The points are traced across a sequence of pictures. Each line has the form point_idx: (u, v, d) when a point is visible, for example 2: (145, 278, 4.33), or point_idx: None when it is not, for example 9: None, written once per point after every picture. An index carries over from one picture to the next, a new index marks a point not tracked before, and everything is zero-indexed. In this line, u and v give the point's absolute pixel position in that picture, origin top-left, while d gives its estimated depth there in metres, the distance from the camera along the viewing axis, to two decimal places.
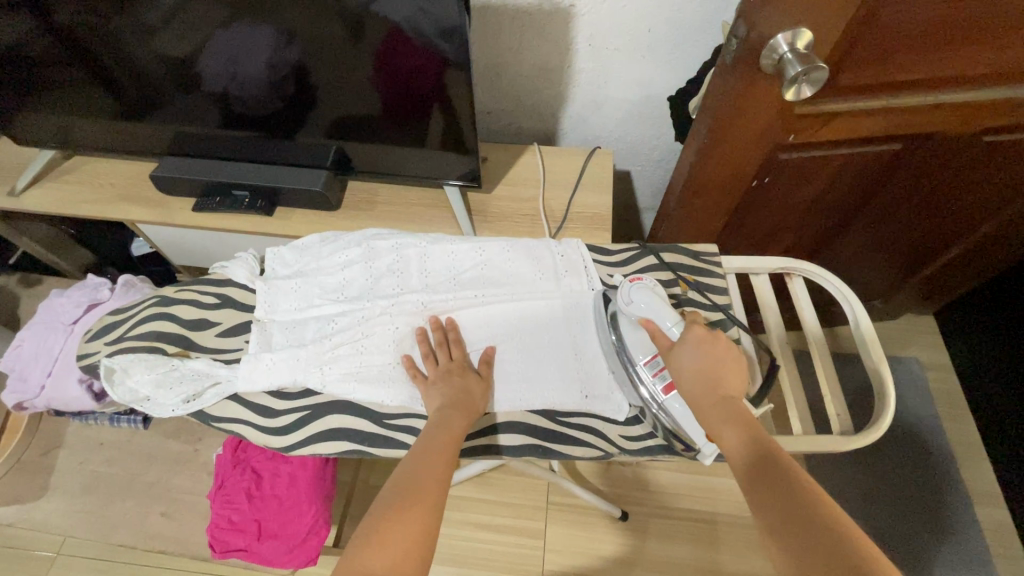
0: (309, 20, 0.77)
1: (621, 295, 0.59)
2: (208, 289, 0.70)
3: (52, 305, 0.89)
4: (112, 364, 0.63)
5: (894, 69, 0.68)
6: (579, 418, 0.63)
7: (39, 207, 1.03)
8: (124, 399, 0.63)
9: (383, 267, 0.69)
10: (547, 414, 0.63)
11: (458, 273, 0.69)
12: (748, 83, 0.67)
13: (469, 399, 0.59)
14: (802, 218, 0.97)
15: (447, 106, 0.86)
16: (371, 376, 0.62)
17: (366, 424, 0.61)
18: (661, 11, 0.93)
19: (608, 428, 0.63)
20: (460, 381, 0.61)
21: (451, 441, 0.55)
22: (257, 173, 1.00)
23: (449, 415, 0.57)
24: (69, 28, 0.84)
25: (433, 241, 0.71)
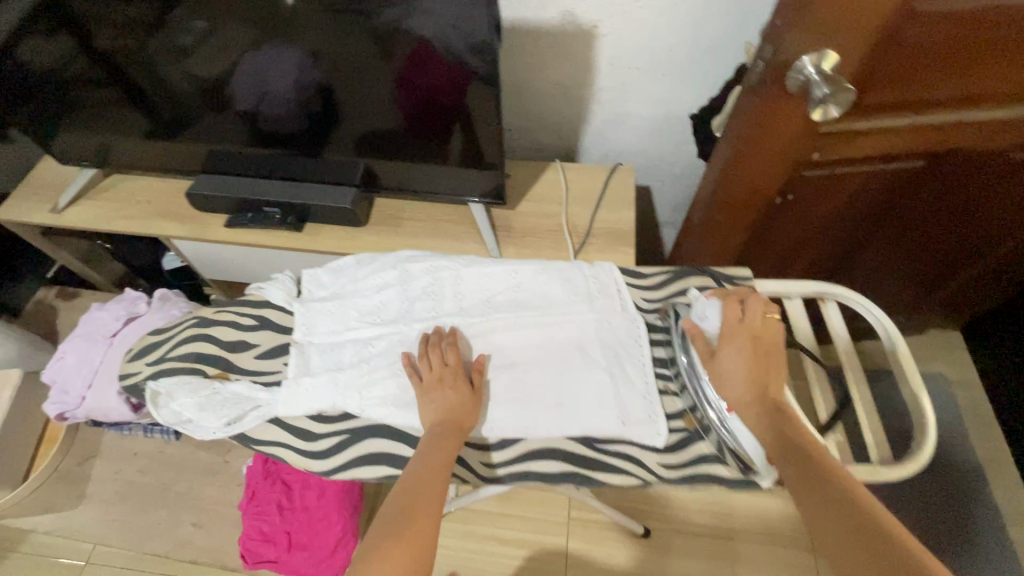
0: (339, 42, 0.80)
1: (693, 310, 0.62)
2: (247, 311, 0.73)
3: (92, 317, 0.92)
4: (156, 388, 0.67)
5: (920, 87, 0.68)
6: (617, 444, 0.63)
7: (79, 223, 1.07)
8: (169, 421, 0.66)
9: (417, 290, 0.72)
10: (584, 441, 0.63)
11: (492, 295, 0.72)
12: (773, 106, 0.69)
13: (457, 412, 0.59)
14: (822, 238, 0.98)
15: (472, 122, 0.88)
16: (405, 396, 0.63)
17: (405, 451, 0.62)
18: (683, 31, 0.94)
19: (644, 454, 0.63)
20: (451, 392, 0.60)
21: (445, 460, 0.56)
22: (287, 190, 1.03)
23: (441, 439, 0.57)
24: (113, 52, 0.89)
25: (467, 265, 0.74)
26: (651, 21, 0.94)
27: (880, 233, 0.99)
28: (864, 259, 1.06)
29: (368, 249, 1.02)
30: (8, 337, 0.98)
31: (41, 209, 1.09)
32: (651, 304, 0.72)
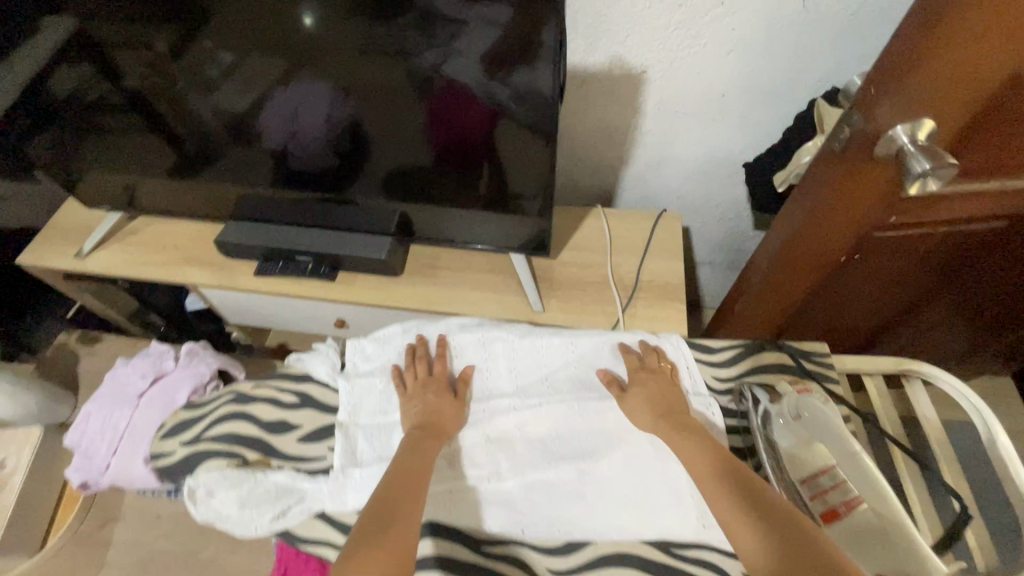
0: (374, 79, 0.76)
1: (787, 403, 0.64)
2: (288, 386, 0.72)
3: (118, 375, 0.89)
4: (195, 484, 0.65)
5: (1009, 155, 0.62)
6: (697, 548, 0.60)
7: (105, 269, 1.04)
8: (208, 517, 0.64)
9: (469, 367, 0.72)
10: (660, 546, 0.60)
11: (550, 371, 0.71)
12: (854, 177, 0.64)
13: (437, 419, 0.65)
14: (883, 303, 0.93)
15: (501, 163, 0.84)
16: (467, 490, 0.63)
17: (464, 554, 0.59)
18: (736, 78, 0.90)
19: (728, 560, 0.59)
20: (433, 398, 0.67)
21: (419, 463, 0.60)
22: (320, 239, 0.99)
23: (423, 445, 0.62)
24: (144, 92, 0.87)
25: (522, 337, 0.73)
26: (705, 69, 0.90)
27: (940, 292, 0.94)
28: (920, 316, 1.01)
29: (404, 301, 0.97)
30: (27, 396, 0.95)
31: (65, 254, 1.06)
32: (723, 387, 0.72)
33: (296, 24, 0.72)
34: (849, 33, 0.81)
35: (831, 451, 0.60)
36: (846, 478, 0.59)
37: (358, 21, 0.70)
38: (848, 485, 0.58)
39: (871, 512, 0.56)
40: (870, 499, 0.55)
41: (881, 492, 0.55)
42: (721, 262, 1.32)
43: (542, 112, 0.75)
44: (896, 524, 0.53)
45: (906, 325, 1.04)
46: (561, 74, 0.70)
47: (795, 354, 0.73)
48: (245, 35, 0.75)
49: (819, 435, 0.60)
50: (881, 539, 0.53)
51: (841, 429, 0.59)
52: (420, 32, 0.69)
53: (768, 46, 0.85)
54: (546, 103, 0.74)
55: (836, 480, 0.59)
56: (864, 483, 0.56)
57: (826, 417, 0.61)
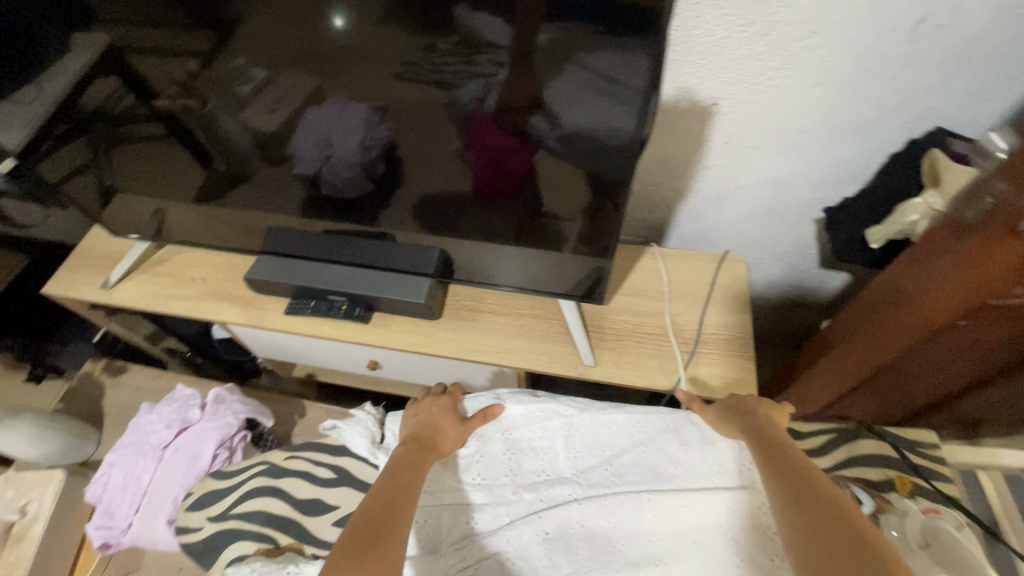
0: (416, 106, 0.69)
1: (910, 522, 0.63)
2: (323, 459, 0.68)
3: (142, 423, 0.84)
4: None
5: None
6: None
7: (131, 301, 0.99)
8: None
9: (523, 444, 0.65)
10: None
11: (618, 451, 0.64)
12: (989, 250, 0.55)
13: (436, 434, 0.61)
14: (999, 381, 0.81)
15: (540, 189, 0.75)
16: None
17: None
18: (819, 113, 0.81)
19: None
20: (436, 413, 0.64)
21: (416, 466, 0.56)
22: (355, 278, 0.93)
23: (418, 457, 0.57)
24: (174, 115, 0.82)
25: (590, 417, 0.66)
26: (786, 102, 0.80)
27: None
28: None
29: (443, 348, 0.90)
30: (50, 436, 0.91)
31: (92, 284, 1.02)
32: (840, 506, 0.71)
33: (330, 37, 0.64)
34: (957, 64, 0.71)
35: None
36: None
37: (403, 48, 0.63)
38: None
39: None
40: None
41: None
42: (778, 300, 1.22)
43: (601, 145, 0.68)
44: None
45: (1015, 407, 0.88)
46: (647, 116, 0.63)
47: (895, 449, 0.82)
48: (278, 54, 0.69)
49: (949, 566, 0.58)
50: None
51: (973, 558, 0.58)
52: (461, 61, 0.63)
53: (862, 79, 0.75)
54: (608, 137, 0.67)
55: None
56: None
57: (955, 542, 0.60)
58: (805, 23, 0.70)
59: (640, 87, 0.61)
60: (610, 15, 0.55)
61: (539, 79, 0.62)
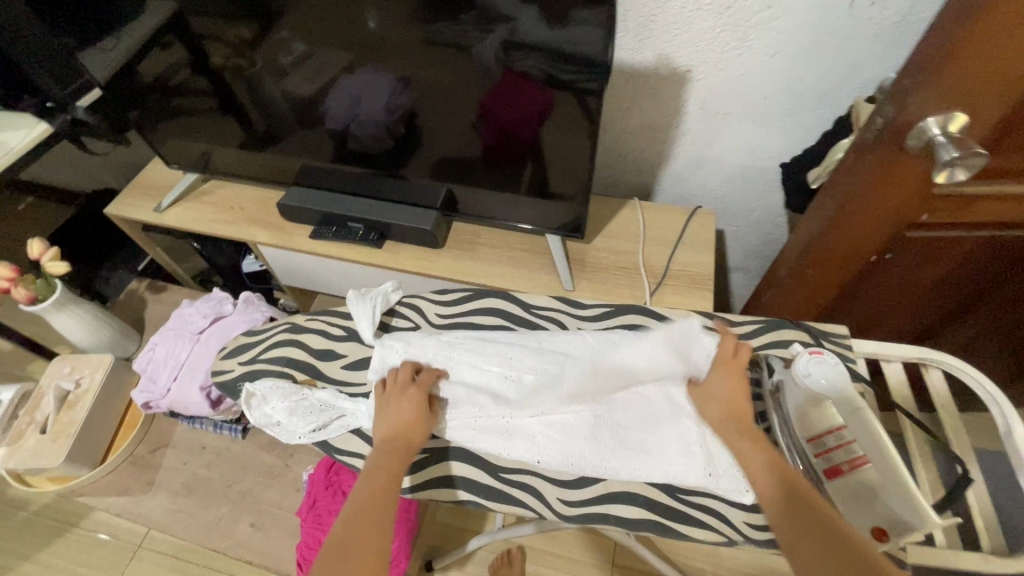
0: (426, 66, 0.83)
1: (794, 366, 0.58)
2: (338, 322, 0.76)
3: (183, 312, 0.98)
4: (253, 389, 0.69)
5: (1004, 170, 0.65)
6: (700, 497, 0.63)
7: (179, 222, 1.15)
8: (259, 422, 0.68)
9: None
10: (667, 490, 0.64)
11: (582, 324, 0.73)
12: (889, 165, 0.66)
13: (404, 428, 0.61)
14: (909, 313, 0.95)
15: (532, 141, 0.89)
16: (494, 424, 0.66)
17: (484, 476, 0.67)
18: (778, 81, 0.94)
19: (730, 511, 0.62)
20: (394, 402, 0.63)
21: (389, 480, 0.57)
22: (370, 208, 1.07)
23: (377, 459, 0.59)
24: (223, 70, 0.96)
25: (561, 304, 0.76)
26: (749, 69, 0.93)
27: (964, 306, 0.93)
28: (948, 329, 0.99)
29: (443, 270, 1.04)
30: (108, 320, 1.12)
31: (147, 207, 1.18)
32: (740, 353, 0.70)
33: (365, 27, 0.80)
34: (890, 40, 0.84)
35: (842, 413, 0.56)
36: (852, 437, 0.55)
37: (417, 33, 0.79)
38: (852, 446, 0.54)
39: (874, 473, 0.53)
40: (874, 461, 0.53)
41: (883, 448, 0.52)
42: (754, 267, 1.33)
43: (571, 105, 0.81)
44: (890, 496, 0.51)
45: (933, 336, 1.02)
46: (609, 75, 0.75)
47: (813, 332, 0.71)
48: (314, 27, 0.83)
49: (814, 399, 0.58)
50: (878, 497, 0.52)
51: (845, 394, 0.55)
52: (477, 25, 0.75)
53: (813, 49, 0.88)
54: (580, 98, 0.80)
55: (842, 439, 0.55)
56: (872, 444, 0.53)
57: (832, 379, 0.56)
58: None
59: (602, 56, 0.73)
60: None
61: (528, 45, 0.75)
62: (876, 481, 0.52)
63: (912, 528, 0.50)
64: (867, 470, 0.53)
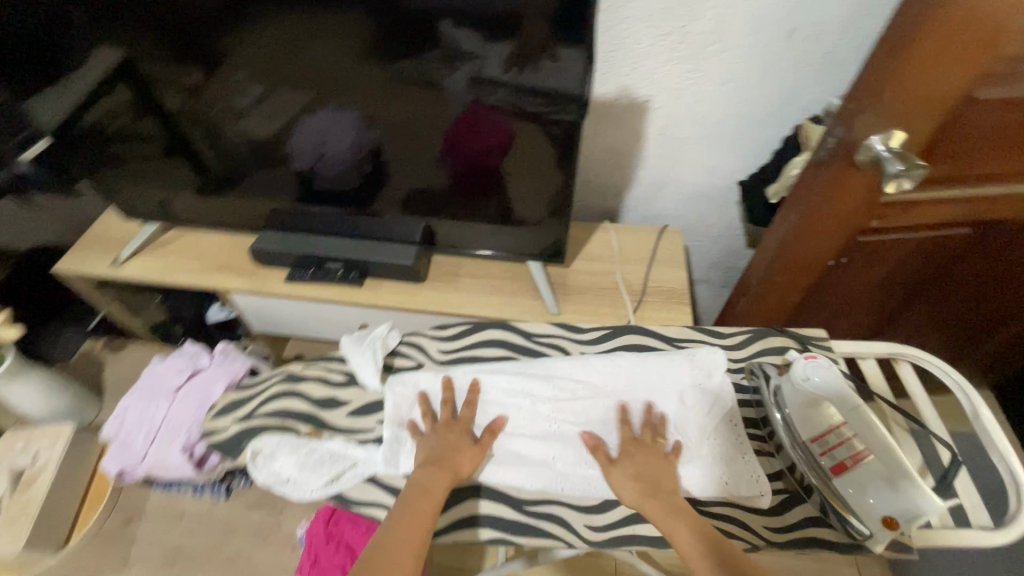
0: (400, 104, 0.85)
1: (793, 369, 0.63)
2: (337, 366, 0.74)
3: (155, 371, 0.95)
4: (258, 447, 0.67)
5: (939, 176, 0.74)
6: (719, 506, 0.63)
7: (141, 277, 1.10)
8: (268, 480, 0.66)
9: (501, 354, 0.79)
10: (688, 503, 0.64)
11: (585, 349, 0.75)
12: (845, 177, 0.73)
13: (459, 467, 0.62)
14: (865, 309, 1.04)
15: (512, 174, 0.92)
16: (518, 458, 0.66)
17: (508, 511, 0.64)
18: (728, 107, 1.02)
19: (749, 516, 0.63)
20: (450, 441, 0.64)
21: (430, 510, 0.57)
22: (347, 247, 1.06)
23: (426, 480, 0.60)
24: (180, 116, 0.94)
25: (561, 330, 0.77)
26: (701, 97, 1.01)
27: (913, 298, 1.02)
28: (900, 320, 1.09)
29: (428, 304, 1.05)
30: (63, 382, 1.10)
31: (102, 262, 1.12)
32: (736, 365, 0.73)
33: (329, 65, 0.81)
34: (821, 66, 0.93)
35: (841, 411, 0.59)
36: (853, 432, 0.58)
37: (386, 71, 0.80)
38: (854, 440, 0.57)
39: (877, 463, 0.56)
40: (876, 451, 0.56)
41: (884, 442, 0.57)
42: (717, 279, 1.41)
43: (544, 134, 0.84)
44: (899, 487, 0.54)
45: (887, 329, 1.11)
46: (580, 107, 0.79)
47: (799, 335, 0.74)
48: (280, 73, 0.84)
49: (812, 402, 0.61)
50: (884, 488, 0.55)
51: (845, 391, 0.60)
52: (443, 63, 0.78)
53: (756, 77, 0.97)
54: (548, 128, 0.83)
55: (843, 435, 0.58)
56: (872, 435, 0.57)
57: (833, 380, 0.61)
58: (704, 35, 0.92)
59: (575, 91, 0.78)
60: (539, 37, 0.72)
61: (497, 80, 0.78)
62: (882, 470, 0.55)
63: (919, 514, 0.52)
64: (870, 461, 0.56)
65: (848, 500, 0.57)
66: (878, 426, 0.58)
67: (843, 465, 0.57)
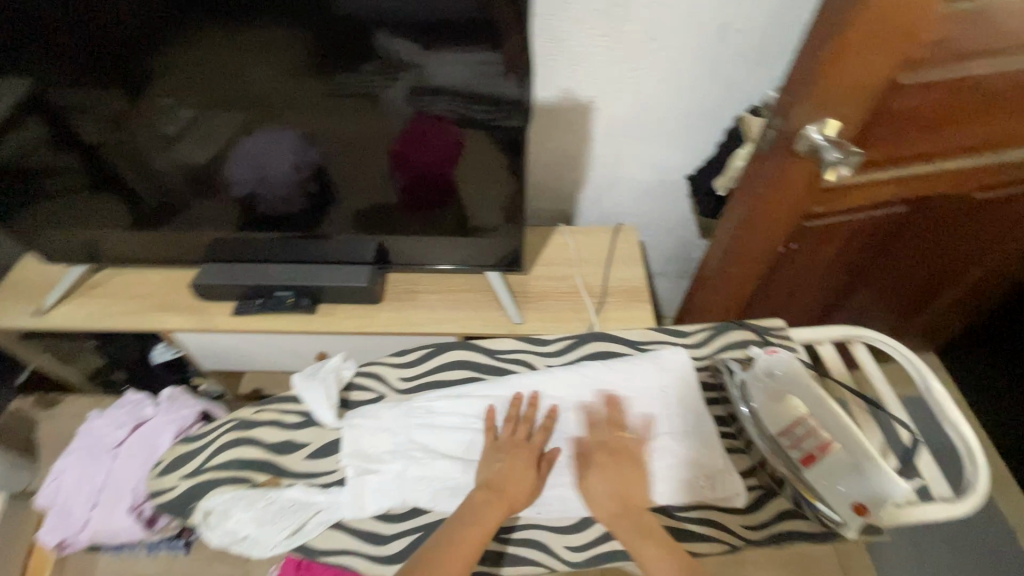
0: (340, 120, 0.81)
1: (757, 365, 0.64)
2: (292, 407, 0.69)
3: (93, 427, 0.90)
4: (209, 507, 0.63)
5: (872, 160, 0.76)
6: (695, 510, 0.64)
7: (70, 325, 1.02)
8: (223, 541, 0.62)
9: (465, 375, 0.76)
10: (665, 511, 0.64)
11: (551, 362, 0.74)
12: (787, 167, 0.74)
13: (508, 486, 0.61)
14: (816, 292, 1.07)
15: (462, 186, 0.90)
16: None
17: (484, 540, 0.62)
18: (671, 103, 1.03)
19: (725, 517, 0.64)
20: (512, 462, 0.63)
21: (479, 539, 0.56)
22: (296, 273, 1.01)
23: (481, 506, 0.58)
24: (101, 148, 0.87)
25: (524, 343, 0.75)
26: (644, 95, 1.02)
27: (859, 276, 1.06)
28: (850, 298, 1.13)
29: (387, 326, 1.02)
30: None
31: (25, 313, 1.03)
32: (699, 363, 0.73)
33: (257, 82, 0.77)
34: (755, 58, 0.96)
35: (805, 403, 0.60)
36: (819, 423, 0.59)
37: (324, 85, 0.77)
38: (820, 431, 0.58)
39: (843, 453, 0.57)
40: (842, 441, 0.57)
41: (850, 432, 0.58)
42: (675, 272, 1.43)
43: (491, 142, 0.83)
44: (869, 475, 0.56)
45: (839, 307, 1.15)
46: (524, 114, 0.78)
47: (756, 327, 0.75)
48: (208, 94, 0.79)
49: (778, 395, 0.62)
50: (852, 476, 0.56)
51: (808, 384, 0.61)
52: (382, 75, 0.75)
53: (695, 72, 0.98)
54: (496, 133, 0.81)
55: (809, 427, 0.59)
56: (836, 425, 0.58)
57: (797, 374, 0.62)
58: (642, 34, 0.92)
59: (517, 95, 0.76)
60: (477, 44, 0.71)
61: (439, 89, 0.76)
62: (851, 459, 0.57)
63: (890, 498, 0.55)
64: (837, 451, 0.57)
65: (817, 489, 0.58)
66: (843, 416, 0.58)
67: (812, 456, 0.58)
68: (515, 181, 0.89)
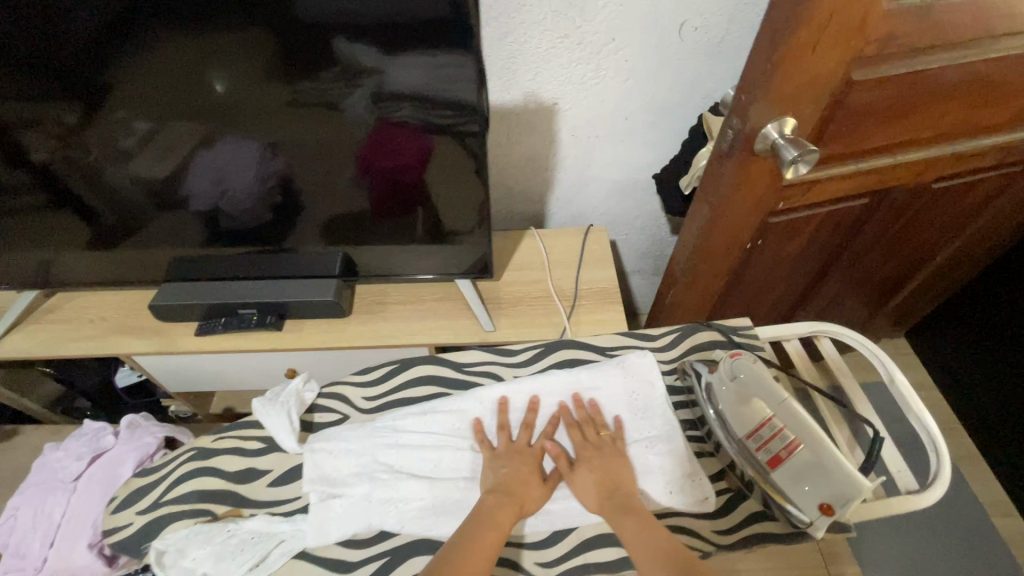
0: (298, 130, 0.79)
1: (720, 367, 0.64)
2: (252, 433, 0.68)
3: (49, 461, 0.88)
4: (164, 546, 0.61)
5: (831, 155, 0.77)
6: (667, 518, 0.63)
7: (23, 354, 0.98)
8: None
9: None
10: None
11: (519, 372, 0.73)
12: (748, 166, 0.74)
13: (519, 489, 0.62)
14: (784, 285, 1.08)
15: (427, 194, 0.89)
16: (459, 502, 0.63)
17: None
18: (635, 102, 1.02)
19: (696, 523, 0.63)
20: (527, 472, 0.64)
21: (498, 539, 0.56)
22: (260, 290, 0.99)
23: (495, 509, 0.59)
24: (50, 167, 0.83)
25: (492, 354, 0.74)
26: (608, 95, 1.01)
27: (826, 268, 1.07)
28: (820, 289, 1.14)
29: (356, 339, 1.00)
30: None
31: None
32: (666, 367, 0.73)
33: (208, 93, 0.74)
34: (716, 55, 0.95)
35: (769, 404, 0.60)
36: (783, 424, 0.59)
37: (281, 92, 0.74)
38: (785, 431, 0.58)
39: (807, 453, 0.57)
40: (806, 441, 0.57)
41: (813, 430, 0.58)
42: (649, 269, 1.43)
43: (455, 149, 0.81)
44: (834, 473, 0.55)
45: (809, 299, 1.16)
46: (485, 119, 0.77)
47: (722, 327, 0.75)
48: (160, 107, 0.76)
49: (744, 398, 0.62)
50: (817, 476, 0.56)
51: (771, 384, 0.61)
52: (341, 82, 0.72)
53: (657, 71, 0.97)
54: (460, 139, 0.80)
55: (775, 428, 0.59)
56: (800, 424, 0.58)
57: (761, 375, 0.62)
58: (602, 34, 0.91)
59: (477, 100, 0.75)
60: (434, 51, 0.69)
61: (398, 95, 0.74)
62: (816, 458, 0.56)
63: (853, 496, 0.54)
64: (801, 451, 0.57)
65: (785, 490, 0.58)
66: (806, 415, 0.59)
67: (778, 458, 0.58)
68: (480, 188, 0.88)
